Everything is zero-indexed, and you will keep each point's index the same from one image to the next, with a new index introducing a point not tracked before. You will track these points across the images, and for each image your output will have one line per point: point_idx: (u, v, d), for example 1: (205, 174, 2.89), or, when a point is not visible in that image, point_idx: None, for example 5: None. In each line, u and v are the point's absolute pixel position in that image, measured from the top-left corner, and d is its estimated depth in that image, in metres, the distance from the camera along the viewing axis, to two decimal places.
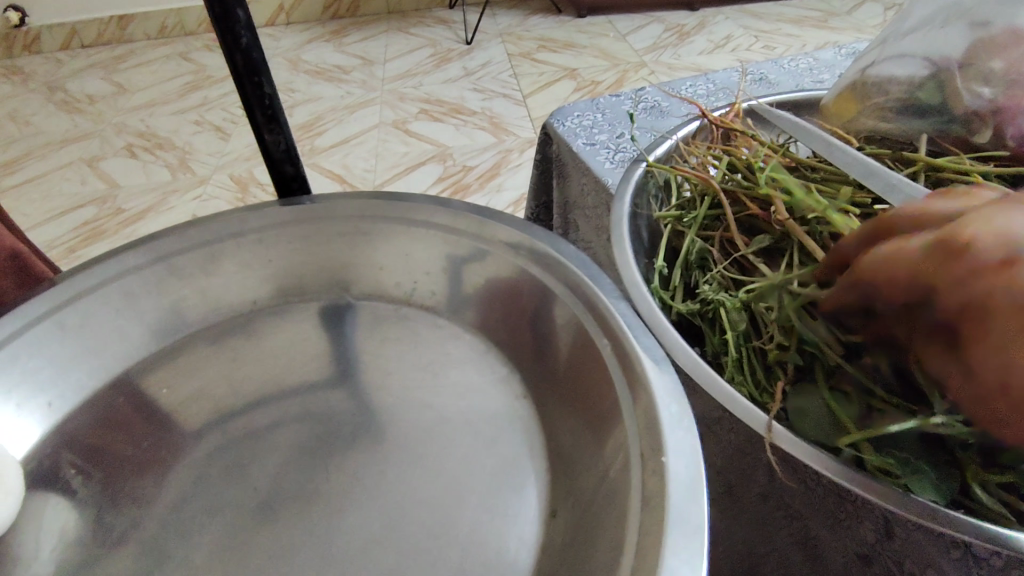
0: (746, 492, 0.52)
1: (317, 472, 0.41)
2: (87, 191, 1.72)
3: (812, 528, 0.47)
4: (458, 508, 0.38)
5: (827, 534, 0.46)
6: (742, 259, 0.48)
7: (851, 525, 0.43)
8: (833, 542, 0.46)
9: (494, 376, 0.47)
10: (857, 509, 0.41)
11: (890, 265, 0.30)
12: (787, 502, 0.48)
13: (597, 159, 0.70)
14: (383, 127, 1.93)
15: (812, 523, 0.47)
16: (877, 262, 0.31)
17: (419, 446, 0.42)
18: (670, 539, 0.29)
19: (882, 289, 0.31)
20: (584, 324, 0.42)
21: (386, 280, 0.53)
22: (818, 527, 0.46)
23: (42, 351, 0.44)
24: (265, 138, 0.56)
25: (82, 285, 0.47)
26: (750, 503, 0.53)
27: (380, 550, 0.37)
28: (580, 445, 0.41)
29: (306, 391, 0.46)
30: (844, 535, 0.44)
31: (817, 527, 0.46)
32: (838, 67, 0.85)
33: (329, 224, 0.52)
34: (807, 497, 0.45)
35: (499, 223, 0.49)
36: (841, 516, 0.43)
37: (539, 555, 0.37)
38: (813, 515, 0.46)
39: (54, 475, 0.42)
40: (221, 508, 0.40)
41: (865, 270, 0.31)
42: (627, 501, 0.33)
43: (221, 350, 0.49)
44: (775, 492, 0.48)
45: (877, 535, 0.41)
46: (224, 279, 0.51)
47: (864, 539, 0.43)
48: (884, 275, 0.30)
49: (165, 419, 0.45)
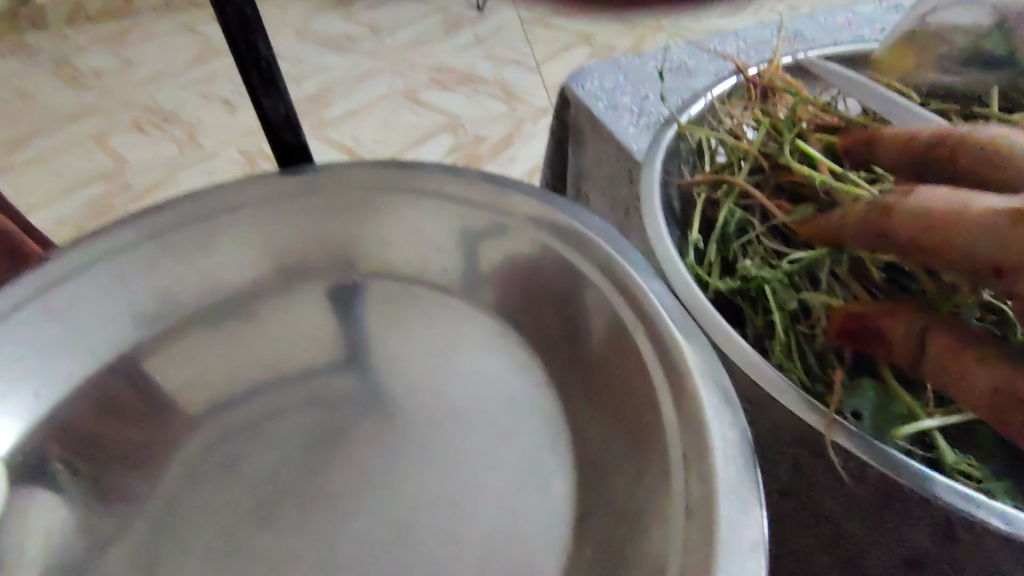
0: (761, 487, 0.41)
1: (322, 468, 0.37)
2: (95, 167, 1.69)
3: (844, 527, 0.37)
4: (479, 507, 0.35)
5: (866, 534, 0.36)
6: (785, 229, 0.44)
7: (900, 527, 0.33)
8: (873, 543, 0.36)
9: (513, 360, 0.42)
10: (909, 509, 0.31)
11: (939, 223, 0.30)
12: (812, 499, 0.38)
13: (620, 123, 0.65)
14: (393, 97, 1.87)
15: (845, 522, 0.36)
16: (921, 218, 0.30)
17: (434, 437, 0.38)
18: (723, 559, 0.25)
19: (917, 244, 0.31)
20: (614, 305, 0.38)
21: (395, 256, 0.48)
22: (854, 528, 0.36)
23: (28, 339, 0.41)
24: (263, 103, 0.51)
25: (70, 267, 0.43)
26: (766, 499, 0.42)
27: (391, 557, 0.33)
28: (611, 437, 0.36)
29: (311, 378, 0.43)
30: (888, 538, 0.35)
31: (851, 528, 0.37)
32: (880, 21, 0.79)
33: (333, 197, 0.48)
34: (842, 494, 0.34)
35: (519, 195, 0.45)
36: (887, 518, 0.33)
37: (567, 563, 0.33)
38: (849, 516, 0.35)
39: (41, 470, 0.39)
40: (217, 508, 0.36)
41: (900, 221, 0.31)
42: (669, 508, 0.29)
43: (219, 334, 0.46)
44: (799, 488, 0.38)
45: (935, 538, 0.32)
46: (222, 257, 0.48)
47: (917, 541, 0.33)
48: (929, 233, 0.30)
49: (161, 409, 0.42)
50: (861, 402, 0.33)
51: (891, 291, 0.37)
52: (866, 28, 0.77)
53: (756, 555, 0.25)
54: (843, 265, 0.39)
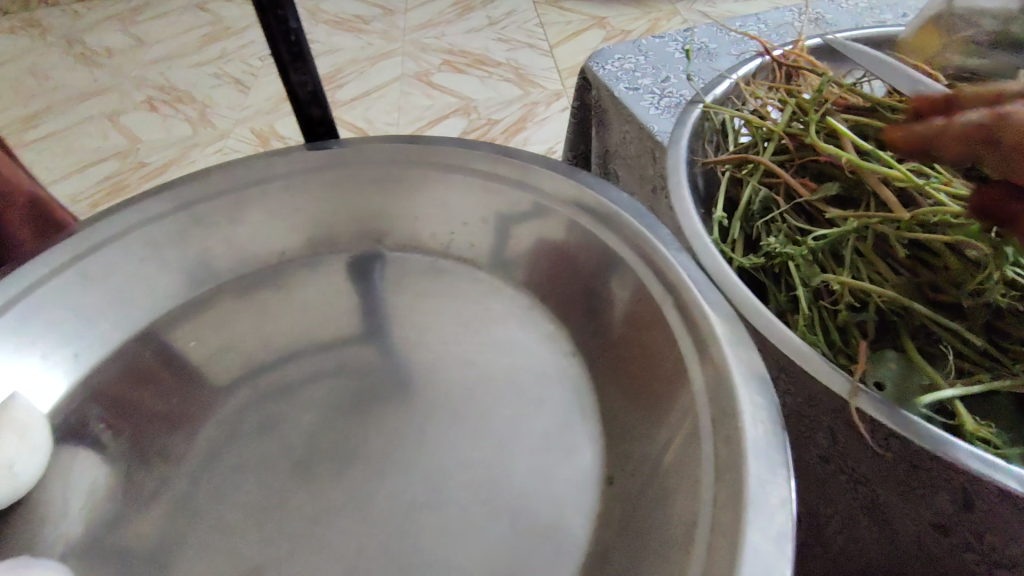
0: (806, 455, 0.46)
1: (355, 430, 0.38)
2: (109, 145, 1.71)
3: (879, 494, 0.41)
4: (508, 470, 0.36)
5: (897, 500, 0.39)
6: (809, 208, 0.44)
7: (925, 495, 0.36)
8: (904, 509, 0.39)
9: (540, 332, 0.43)
10: (931, 478, 0.35)
11: None
12: (848, 467, 0.41)
13: (641, 104, 0.65)
14: (405, 79, 1.87)
15: (880, 488, 0.40)
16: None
17: (463, 403, 0.39)
18: (751, 518, 0.26)
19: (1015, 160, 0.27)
20: (642, 277, 0.39)
21: (421, 231, 0.49)
22: (887, 494, 0.40)
23: (65, 304, 0.43)
24: (291, 78, 0.52)
25: (104, 235, 0.45)
26: (808, 468, 0.46)
27: (426, 514, 0.34)
28: (638, 406, 0.37)
29: (342, 345, 0.44)
30: (918, 505, 0.38)
31: (886, 495, 0.40)
32: (902, 6, 0.79)
33: (360, 171, 0.49)
34: (874, 461, 0.38)
35: (545, 171, 0.46)
36: (914, 485, 0.37)
37: (598, 523, 0.34)
38: (882, 483, 0.39)
39: (81, 429, 0.41)
40: (255, 467, 0.38)
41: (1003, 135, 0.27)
42: (699, 471, 0.30)
43: (250, 302, 0.47)
44: (837, 456, 0.42)
45: (955, 505, 0.35)
46: (251, 229, 0.49)
47: (941, 508, 0.36)
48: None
49: (193, 373, 0.43)
50: (883, 372, 0.34)
51: (914, 267, 0.38)
52: (888, 12, 0.77)
53: (785, 512, 0.26)
54: (867, 242, 0.40)
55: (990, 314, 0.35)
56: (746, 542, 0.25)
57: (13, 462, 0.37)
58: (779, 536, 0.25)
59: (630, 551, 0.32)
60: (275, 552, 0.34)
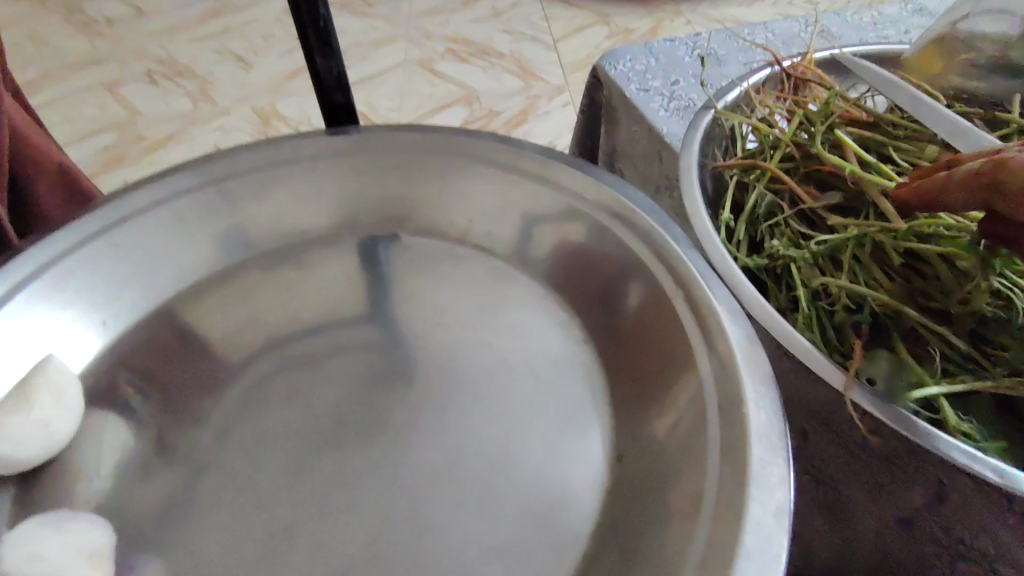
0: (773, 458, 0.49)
1: (378, 404, 0.41)
2: (108, 115, 1.70)
3: (845, 491, 0.44)
4: (523, 447, 0.38)
5: (863, 498, 0.43)
6: (811, 214, 0.47)
7: (895, 492, 0.40)
8: (868, 507, 0.43)
9: (553, 320, 0.45)
10: (907, 476, 0.38)
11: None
12: (817, 466, 0.45)
13: (651, 106, 0.68)
14: (409, 66, 1.87)
15: (847, 487, 0.43)
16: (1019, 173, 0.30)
17: (480, 383, 0.41)
18: (753, 494, 0.29)
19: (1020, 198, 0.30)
20: (654, 270, 0.41)
21: (440, 218, 0.51)
22: (853, 493, 0.43)
23: (97, 272, 0.44)
24: (317, 63, 0.54)
25: (134, 207, 0.46)
26: None
27: (446, 482, 0.37)
28: (646, 393, 0.40)
29: (363, 324, 0.46)
30: (883, 501, 0.41)
31: (851, 493, 0.43)
32: (903, 23, 0.82)
33: (383, 157, 0.50)
34: (844, 461, 0.42)
35: (563, 167, 0.48)
36: (884, 482, 0.40)
37: (606, 497, 0.36)
38: (849, 482, 0.43)
39: (111, 392, 0.42)
40: (282, 434, 0.40)
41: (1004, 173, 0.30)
42: (706, 453, 0.33)
43: (274, 279, 0.49)
44: (806, 458, 0.46)
45: (924, 500, 0.38)
46: (275, 208, 0.50)
47: (908, 504, 0.40)
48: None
49: (219, 344, 0.45)
50: (877, 367, 0.37)
51: (906, 274, 0.41)
52: (890, 29, 0.80)
53: (784, 490, 0.29)
54: (865, 250, 0.42)
55: (976, 321, 0.38)
56: (750, 517, 0.28)
57: (49, 422, 0.38)
58: (779, 511, 0.28)
59: (638, 525, 0.34)
60: (304, 514, 0.36)
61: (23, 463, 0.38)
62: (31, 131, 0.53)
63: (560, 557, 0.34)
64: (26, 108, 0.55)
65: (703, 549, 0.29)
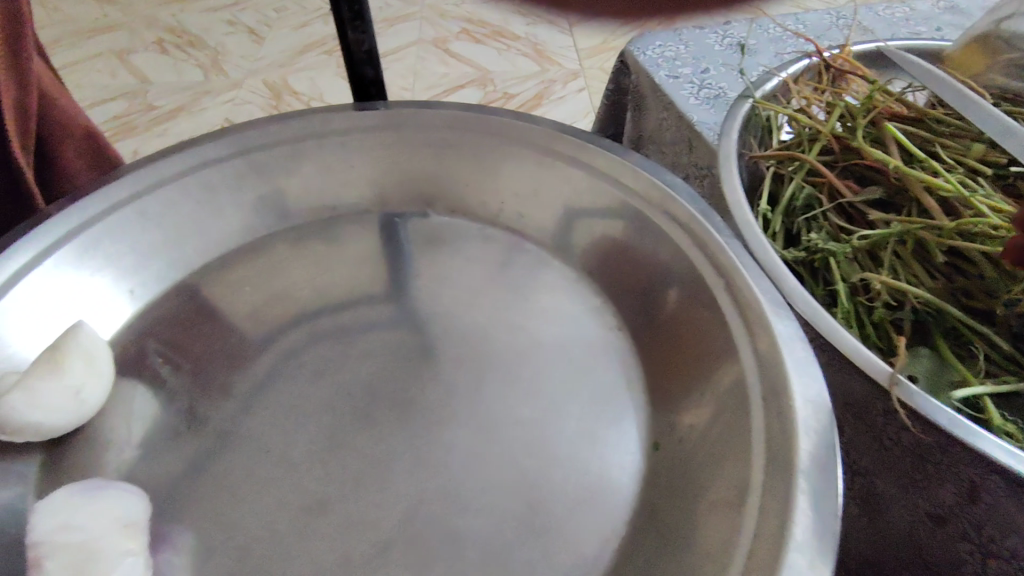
0: None
1: (412, 382, 0.40)
2: (118, 84, 1.68)
3: (879, 484, 0.44)
4: (559, 432, 0.38)
5: (896, 491, 0.42)
6: (851, 209, 0.46)
7: (930, 487, 0.40)
8: (902, 501, 0.43)
9: (587, 305, 0.45)
10: (939, 471, 0.38)
11: None
12: (851, 458, 0.45)
13: (682, 93, 0.67)
14: (423, 45, 1.85)
15: (880, 480, 0.43)
16: None
17: (514, 366, 0.41)
18: (800, 485, 0.29)
19: None
20: (694, 259, 0.41)
21: (472, 198, 0.50)
22: (886, 486, 0.43)
23: (125, 239, 0.44)
24: (348, 36, 0.52)
25: (163, 175, 0.46)
26: None
27: (481, 465, 0.36)
28: (684, 380, 0.39)
29: (393, 301, 0.45)
30: (917, 496, 0.41)
31: (884, 487, 0.43)
32: (937, 19, 0.80)
33: (414, 133, 0.50)
34: (878, 454, 0.42)
35: (601, 151, 0.47)
36: (918, 477, 0.40)
37: (643, 484, 0.36)
38: (882, 475, 0.43)
39: (140, 362, 0.42)
40: (313, 411, 0.39)
41: None
42: (751, 444, 0.33)
43: (302, 253, 0.48)
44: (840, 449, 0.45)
45: (958, 498, 0.38)
46: (304, 181, 0.49)
47: (942, 500, 0.39)
48: None
49: (247, 317, 0.44)
50: (918, 365, 0.37)
51: (949, 273, 0.41)
52: (923, 25, 0.79)
53: (834, 485, 0.29)
54: (907, 247, 0.42)
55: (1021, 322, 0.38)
56: (797, 507, 0.28)
57: (81, 389, 0.38)
58: (829, 505, 0.28)
59: (678, 512, 0.34)
60: (339, 489, 0.36)
61: (53, 430, 0.38)
62: (57, 92, 0.52)
63: (599, 542, 0.34)
64: (52, 66, 0.54)
65: (750, 539, 0.29)
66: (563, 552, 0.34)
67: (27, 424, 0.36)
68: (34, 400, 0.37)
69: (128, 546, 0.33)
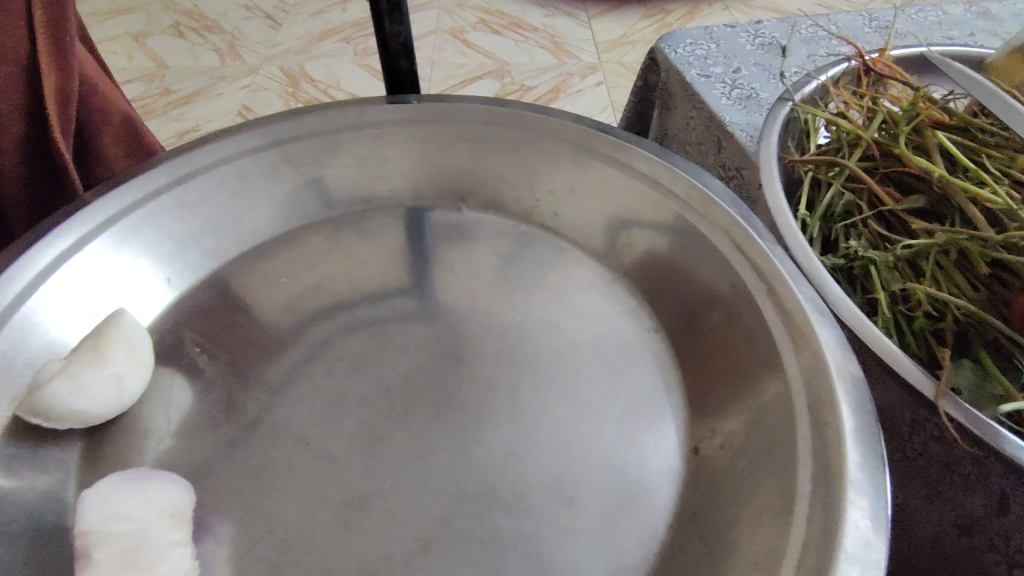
0: None
1: (449, 379, 0.40)
2: (135, 67, 1.68)
3: (904, 494, 0.44)
4: (597, 433, 0.38)
5: (922, 501, 0.43)
6: (891, 216, 0.46)
7: (956, 498, 0.40)
8: (927, 511, 0.43)
9: (623, 306, 0.45)
10: (966, 481, 0.38)
11: None
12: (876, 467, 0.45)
13: (713, 93, 0.66)
14: (440, 35, 1.84)
15: (904, 489, 0.44)
16: None
17: (552, 365, 0.41)
18: (850, 493, 0.29)
19: None
20: (735, 263, 0.41)
21: (506, 194, 0.50)
22: (911, 495, 0.43)
23: (162, 227, 0.44)
24: (385, 28, 0.51)
25: (201, 164, 0.46)
26: None
27: (521, 464, 0.36)
28: (723, 384, 0.39)
29: (427, 297, 0.45)
30: (942, 506, 0.41)
31: (908, 495, 0.44)
32: (970, 24, 0.79)
33: (451, 128, 0.50)
34: (903, 463, 0.42)
35: (638, 151, 0.47)
36: (943, 487, 0.40)
37: (681, 488, 0.36)
38: (907, 483, 0.43)
39: (177, 350, 0.42)
40: (351, 405, 0.39)
41: None
42: (795, 451, 0.33)
43: (337, 246, 0.48)
44: None
45: (985, 508, 0.38)
46: (339, 173, 0.49)
47: (968, 511, 0.39)
48: None
49: (283, 308, 0.44)
50: (959, 376, 0.37)
51: (992, 284, 0.40)
52: (955, 30, 0.78)
53: (882, 496, 0.29)
54: (950, 257, 0.41)
55: None
56: (846, 516, 0.28)
57: (122, 377, 0.38)
58: (879, 518, 0.28)
59: (718, 517, 0.34)
60: (379, 483, 0.36)
61: (95, 418, 0.38)
62: (96, 79, 0.52)
63: (638, 544, 0.34)
64: (92, 53, 0.54)
65: (797, 547, 0.29)
66: (603, 553, 0.34)
67: (70, 411, 0.37)
68: (76, 387, 0.37)
69: (175, 536, 0.34)
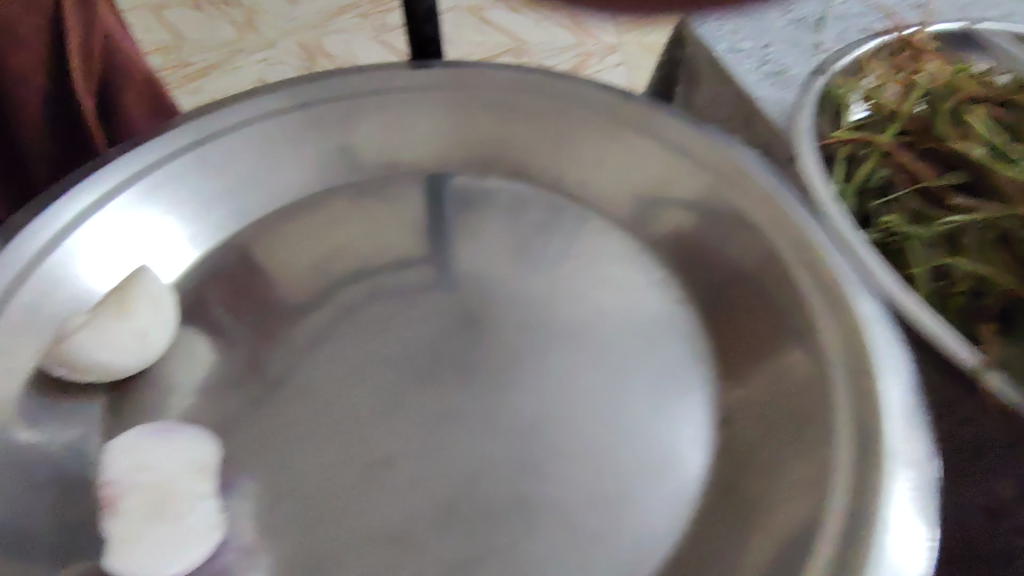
0: None
1: (475, 345, 0.40)
2: (152, 39, 1.66)
3: None
4: (626, 402, 0.37)
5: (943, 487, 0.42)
6: (928, 192, 0.46)
7: (983, 480, 0.39)
8: (949, 497, 0.42)
9: (651, 278, 0.43)
10: (996, 464, 0.38)
11: None
12: None
13: (742, 70, 0.64)
14: (458, 12, 1.81)
15: None
16: None
17: (580, 334, 0.40)
18: (892, 477, 0.30)
19: None
20: (771, 235, 0.40)
21: (532, 164, 0.48)
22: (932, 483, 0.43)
23: (186, 185, 0.43)
24: None
25: (226, 124, 0.45)
26: None
27: (551, 431, 0.36)
28: (757, 357, 0.38)
29: (453, 261, 0.45)
30: (967, 490, 0.41)
31: None
32: None
33: (476, 93, 0.48)
34: None
35: (671, 120, 0.46)
36: (971, 471, 0.40)
37: (712, 460, 0.35)
38: None
39: (201, 310, 0.42)
40: (375, 370, 0.39)
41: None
42: (834, 430, 0.33)
43: (358, 211, 0.47)
44: None
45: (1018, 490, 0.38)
46: (364, 137, 0.48)
47: (996, 493, 0.39)
48: None
49: (306, 272, 0.44)
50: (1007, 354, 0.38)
51: None
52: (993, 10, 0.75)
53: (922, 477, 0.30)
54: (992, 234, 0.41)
55: None
56: (887, 500, 0.30)
57: (147, 331, 0.38)
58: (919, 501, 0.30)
59: (754, 488, 0.34)
60: (405, 446, 0.36)
61: (121, 371, 0.38)
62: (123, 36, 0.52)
63: (669, 515, 0.34)
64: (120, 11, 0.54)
65: (839, 523, 0.30)
66: (633, 524, 0.33)
67: (96, 363, 0.36)
68: (102, 339, 0.36)
69: (201, 488, 0.34)
